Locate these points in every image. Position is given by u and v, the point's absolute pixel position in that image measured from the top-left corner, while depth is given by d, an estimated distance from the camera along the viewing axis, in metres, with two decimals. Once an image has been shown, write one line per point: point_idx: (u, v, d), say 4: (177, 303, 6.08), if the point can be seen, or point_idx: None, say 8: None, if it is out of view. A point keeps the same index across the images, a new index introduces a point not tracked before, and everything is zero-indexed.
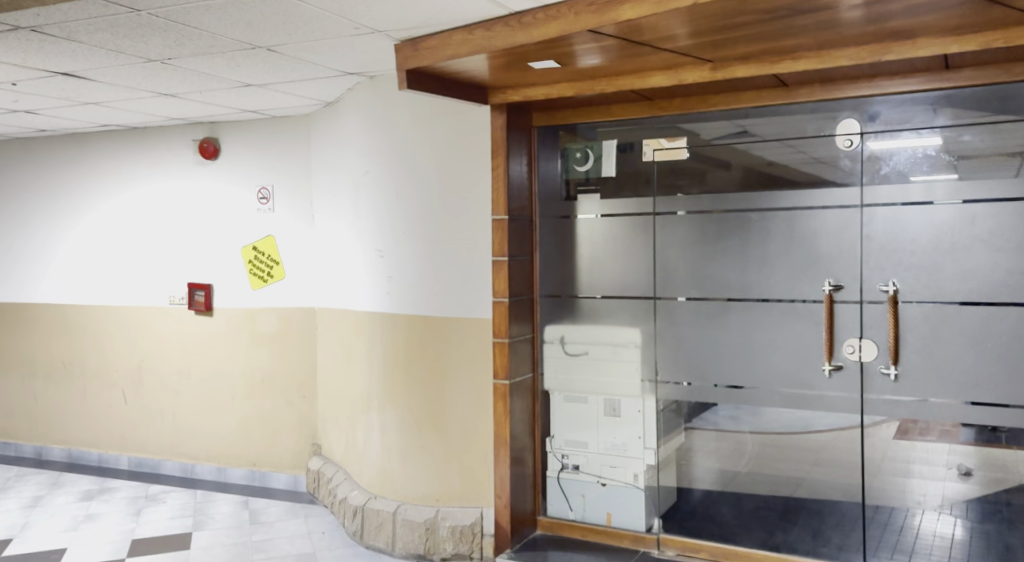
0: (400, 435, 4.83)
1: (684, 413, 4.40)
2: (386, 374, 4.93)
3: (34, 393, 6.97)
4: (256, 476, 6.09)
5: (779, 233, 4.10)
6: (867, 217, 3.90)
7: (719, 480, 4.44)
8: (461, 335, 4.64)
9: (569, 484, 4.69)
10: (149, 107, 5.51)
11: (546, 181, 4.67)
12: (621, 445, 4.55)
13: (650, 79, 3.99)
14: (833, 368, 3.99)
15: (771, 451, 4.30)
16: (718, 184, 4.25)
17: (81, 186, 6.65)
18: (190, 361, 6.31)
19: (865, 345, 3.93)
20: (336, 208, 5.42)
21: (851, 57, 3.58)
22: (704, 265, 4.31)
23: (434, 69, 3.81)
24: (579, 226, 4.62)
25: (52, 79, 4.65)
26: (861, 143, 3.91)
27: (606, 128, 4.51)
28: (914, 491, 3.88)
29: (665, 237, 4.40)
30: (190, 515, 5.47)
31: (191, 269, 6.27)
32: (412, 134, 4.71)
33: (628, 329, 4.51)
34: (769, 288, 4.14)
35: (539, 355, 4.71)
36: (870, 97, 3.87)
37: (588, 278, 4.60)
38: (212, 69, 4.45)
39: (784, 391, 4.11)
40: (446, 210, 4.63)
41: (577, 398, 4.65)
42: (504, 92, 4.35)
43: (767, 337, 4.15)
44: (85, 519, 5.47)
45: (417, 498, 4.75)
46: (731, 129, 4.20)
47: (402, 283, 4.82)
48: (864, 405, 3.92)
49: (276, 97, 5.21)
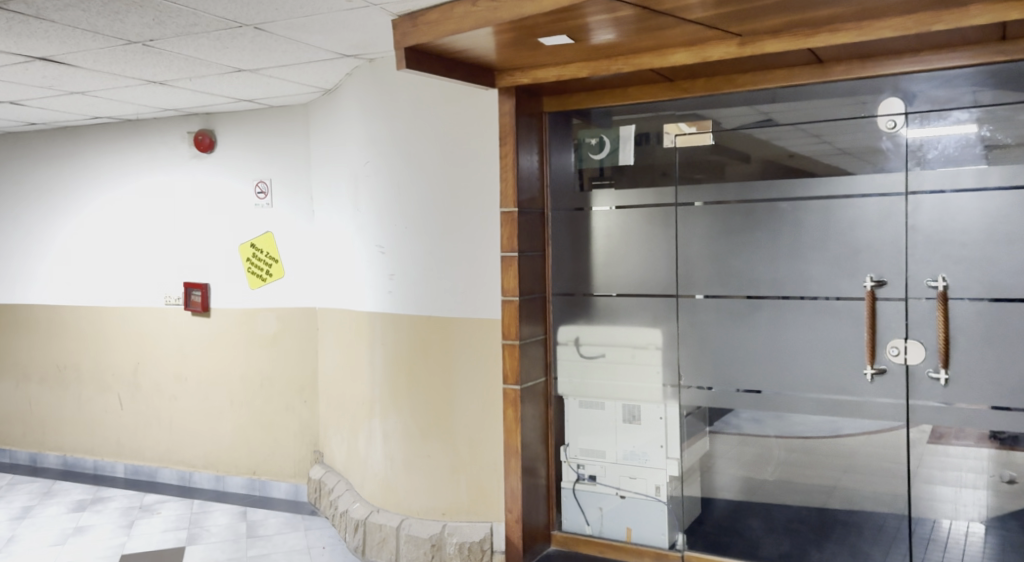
0: (404, 444, 4.52)
1: (707, 418, 4.04)
2: (388, 378, 4.62)
3: (27, 398, 6.70)
4: (256, 485, 5.80)
5: (814, 225, 3.74)
6: (912, 206, 3.52)
7: (745, 489, 4.05)
8: (468, 336, 4.32)
9: (585, 496, 4.35)
10: (139, 96, 5.22)
11: (557, 172, 4.33)
12: (641, 453, 4.21)
13: (670, 57, 3.65)
14: (875, 372, 3.62)
15: (799, 457, 3.87)
16: (738, 177, 3.91)
17: (74, 184, 6.37)
18: (188, 364, 6.02)
19: (911, 346, 3.55)
20: (335, 204, 5.13)
21: (895, 29, 3.21)
22: (730, 260, 3.95)
23: (434, 46, 3.50)
24: (594, 220, 4.27)
25: (31, 65, 4.37)
26: (905, 124, 3.53)
27: (621, 114, 4.16)
28: (967, 505, 3.49)
29: (689, 230, 4.05)
30: (184, 528, 5.18)
31: (187, 268, 5.98)
32: (415, 122, 4.41)
33: (648, 329, 4.17)
34: (803, 285, 3.78)
35: (553, 357, 4.38)
36: (915, 75, 3.50)
37: (605, 275, 4.26)
38: (199, 53, 4.15)
39: (820, 398, 3.75)
40: (451, 202, 4.32)
41: (594, 404, 4.30)
42: (512, 74, 4.03)
43: (799, 338, 3.80)
44: (74, 532, 5.19)
45: (423, 512, 4.45)
46: (752, 114, 3.86)
47: (405, 281, 4.51)
48: (910, 413, 3.56)
49: (272, 84, 4.90)
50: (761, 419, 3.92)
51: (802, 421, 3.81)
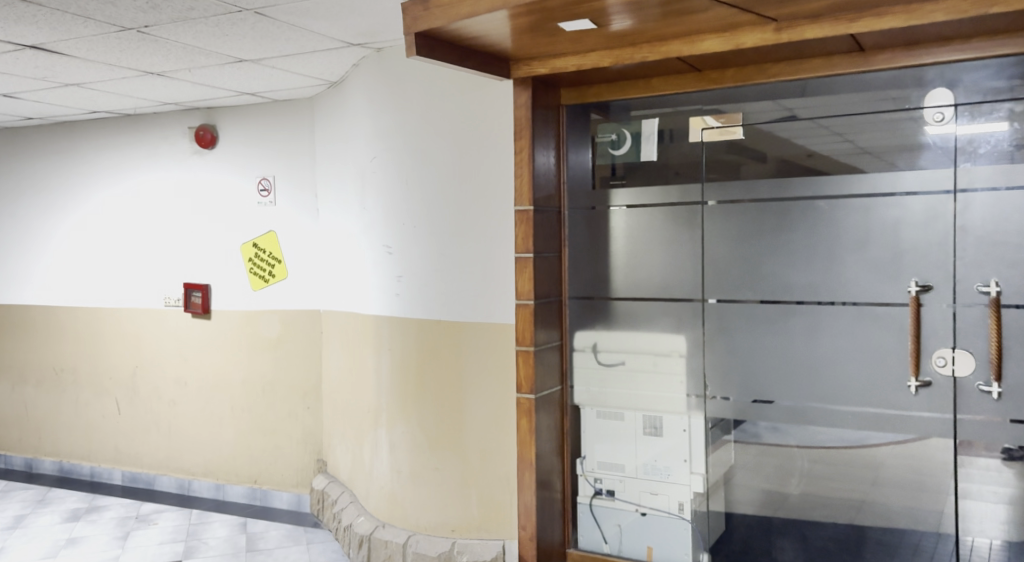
0: (412, 456, 4.31)
1: (729, 425, 3.78)
2: (396, 386, 4.40)
3: (23, 401, 6.50)
4: (258, 494, 5.58)
5: (853, 224, 3.47)
6: (962, 205, 3.27)
7: (766, 504, 3.77)
8: (479, 342, 4.09)
9: (602, 512, 4.09)
10: (136, 89, 5.01)
11: (574, 169, 4.07)
12: (664, 468, 3.94)
13: (700, 44, 3.39)
14: (920, 385, 3.36)
15: (825, 468, 3.59)
16: (764, 175, 3.66)
17: (72, 181, 6.16)
18: (188, 368, 5.80)
19: (960, 357, 3.29)
20: (341, 202, 4.90)
21: (948, 12, 2.96)
22: (760, 262, 3.69)
23: (447, 30, 3.26)
24: (612, 219, 4.00)
25: (21, 53, 4.16)
26: (954, 117, 3.28)
27: (643, 108, 3.89)
28: (1012, 525, 3.23)
29: (716, 230, 3.77)
30: (181, 541, 4.95)
31: (188, 268, 5.75)
32: (425, 116, 4.19)
33: (671, 336, 3.89)
34: (841, 291, 3.52)
35: (569, 365, 4.11)
36: (966, 63, 3.24)
37: (625, 278, 3.98)
38: (197, 41, 3.93)
39: (860, 412, 3.48)
40: (463, 200, 4.09)
41: (612, 414, 4.03)
42: (528, 64, 3.75)
43: (835, 345, 3.54)
44: (66, 543, 4.97)
45: (431, 528, 4.23)
46: (784, 106, 3.60)
47: (413, 284, 4.29)
48: (957, 428, 3.30)
49: (276, 75, 4.67)
50: (793, 433, 3.64)
51: (840, 436, 3.52)
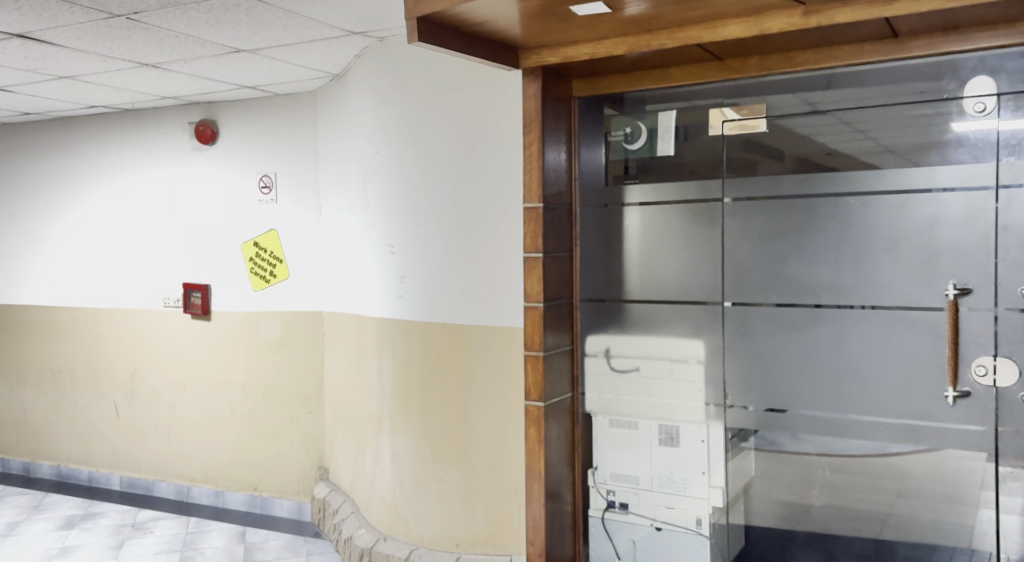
0: (416, 464, 4.11)
1: (747, 433, 3.56)
2: (399, 391, 4.22)
3: (21, 403, 6.34)
4: (258, 502, 5.39)
5: (885, 223, 3.24)
6: (1004, 203, 3.04)
7: (785, 515, 3.54)
8: (484, 345, 3.89)
9: (615, 526, 3.87)
10: (133, 82, 4.83)
11: (586, 166, 3.85)
12: (679, 480, 3.71)
13: (721, 30, 3.17)
14: (958, 395, 3.13)
15: (849, 479, 3.36)
16: (788, 170, 3.43)
17: (71, 178, 5.99)
18: (187, 371, 5.62)
19: (1001, 365, 3.06)
20: (343, 199, 4.71)
21: None
22: (784, 263, 3.46)
23: (452, 13, 3.06)
24: (625, 217, 3.78)
25: (10, 43, 3.99)
26: (997, 109, 3.04)
27: (659, 100, 3.68)
28: None
29: (737, 229, 3.55)
30: (177, 550, 4.77)
31: (188, 268, 5.58)
32: (429, 109, 3.99)
33: (688, 341, 3.67)
34: (872, 294, 3.29)
35: (580, 370, 3.90)
36: (1010, 50, 3.01)
37: (638, 278, 3.76)
38: (191, 29, 3.75)
39: (892, 423, 3.26)
40: (467, 196, 3.90)
41: (625, 423, 3.81)
42: (538, 53, 3.54)
43: (865, 352, 3.31)
44: (59, 553, 4.79)
45: (435, 542, 4.03)
46: (810, 97, 3.37)
47: (417, 284, 4.10)
48: (998, 441, 3.07)
49: (276, 67, 4.48)
50: (819, 445, 3.41)
51: (870, 449, 3.30)
